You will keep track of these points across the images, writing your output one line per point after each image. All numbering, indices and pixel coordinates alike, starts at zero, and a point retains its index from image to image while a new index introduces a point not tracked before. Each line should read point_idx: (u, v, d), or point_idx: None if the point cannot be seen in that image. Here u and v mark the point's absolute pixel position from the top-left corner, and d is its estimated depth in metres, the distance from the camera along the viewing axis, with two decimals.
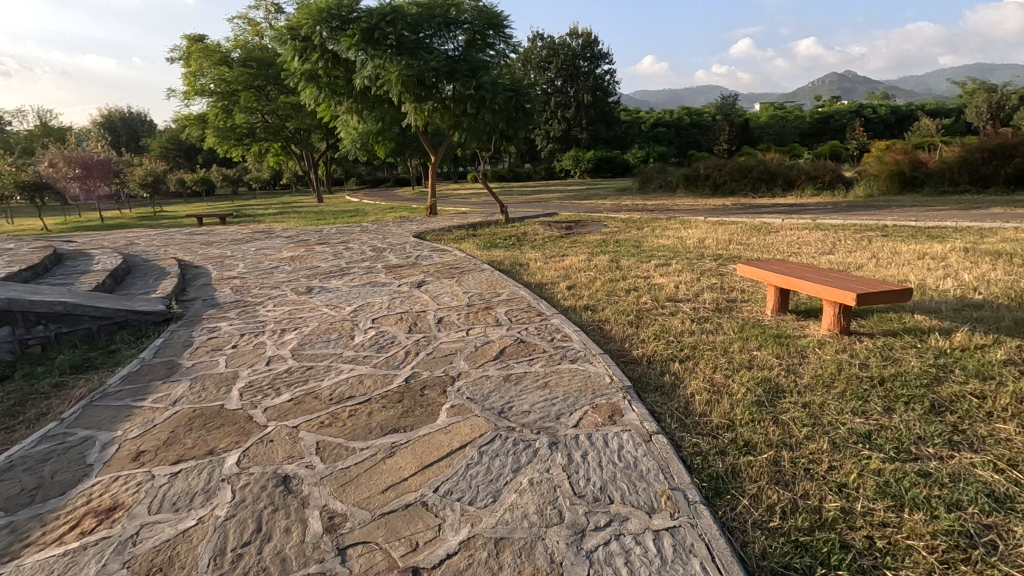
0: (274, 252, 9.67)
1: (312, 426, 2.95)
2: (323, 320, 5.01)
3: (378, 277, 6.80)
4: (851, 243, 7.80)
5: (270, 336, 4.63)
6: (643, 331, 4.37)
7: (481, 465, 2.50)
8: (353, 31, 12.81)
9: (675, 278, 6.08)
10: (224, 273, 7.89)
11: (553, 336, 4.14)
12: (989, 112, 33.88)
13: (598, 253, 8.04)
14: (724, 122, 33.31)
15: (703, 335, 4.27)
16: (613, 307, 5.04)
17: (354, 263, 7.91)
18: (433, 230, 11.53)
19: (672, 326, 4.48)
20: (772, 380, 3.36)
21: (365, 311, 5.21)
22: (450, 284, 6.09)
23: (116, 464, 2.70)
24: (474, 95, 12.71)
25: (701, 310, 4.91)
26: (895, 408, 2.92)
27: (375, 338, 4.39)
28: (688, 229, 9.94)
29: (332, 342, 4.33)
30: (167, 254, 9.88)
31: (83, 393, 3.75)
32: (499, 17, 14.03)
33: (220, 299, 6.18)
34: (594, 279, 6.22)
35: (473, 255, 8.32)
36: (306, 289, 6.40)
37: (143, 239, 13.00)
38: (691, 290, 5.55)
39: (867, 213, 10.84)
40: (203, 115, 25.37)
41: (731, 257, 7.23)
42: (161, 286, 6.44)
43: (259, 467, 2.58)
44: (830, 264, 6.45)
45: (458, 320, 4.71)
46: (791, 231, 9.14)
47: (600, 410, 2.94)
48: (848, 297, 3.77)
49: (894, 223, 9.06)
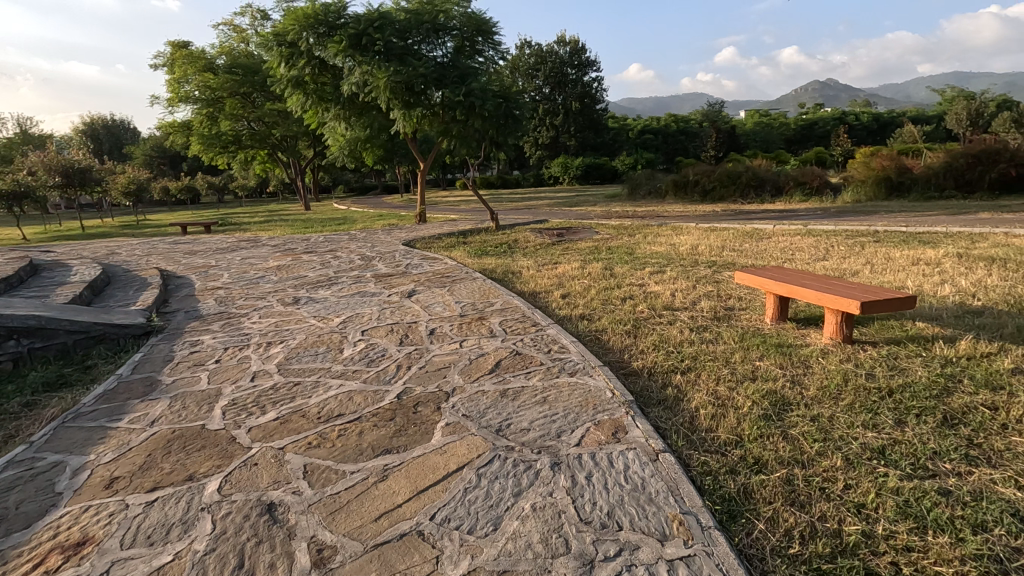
0: (260, 261, 9.46)
1: (299, 448, 2.79)
2: (311, 332, 4.84)
3: (368, 286, 6.64)
4: (844, 248, 7.78)
5: (255, 350, 4.45)
6: (641, 341, 4.25)
7: (480, 489, 2.35)
8: (340, 37, 12.66)
9: (671, 286, 5.99)
10: (208, 283, 7.68)
11: (549, 347, 4.01)
12: (970, 120, 34.60)
13: (591, 260, 7.94)
14: (711, 129, 33.57)
15: (703, 345, 4.16)
16: (609, 317, 4.92)
17: (342, 272, 7.74)
18: (423, 238, 11.39)
19: (671, 336, 4.37)
20: (778, 392, 3.26)
21: (354, 323, 5.04)
22: (442, 294, 5.95)
23: (87, 492, 2.52)
24: (464, 101, 12.60)
25: (699, 319, 4.80)
26: (907, 421, 2.82)
27: (364, 351, 4.23)
28: (681, 235, 9.89)
29: (320, 356, 4.16)
30: (149, 263, 9.63)
31: (55, 413, 3.54)
32: (488, 24, 14.00)
33: (204, 311, 5.98)
34: (589, 287, 6.12)
35: (464, 263, 8.18)
36: (293, 300, 6.22)
37: (125, 248, 12.70)
38: (687, 298, 5.46)
39: (857, 219, 10.87)
40: (187, 122, 25.02)
41: (725, 264, 7.17)
42: (141, 298, 6.22)
43: (242, 494, 2.42)
44: (825, 271, 6.40)
45: (450, 331, 4.56)
46: (783, 237, 9.12)
47: (603, 427, 2.81)
48: (851, 306, 3.68)
49: (885, 229, 9.08)
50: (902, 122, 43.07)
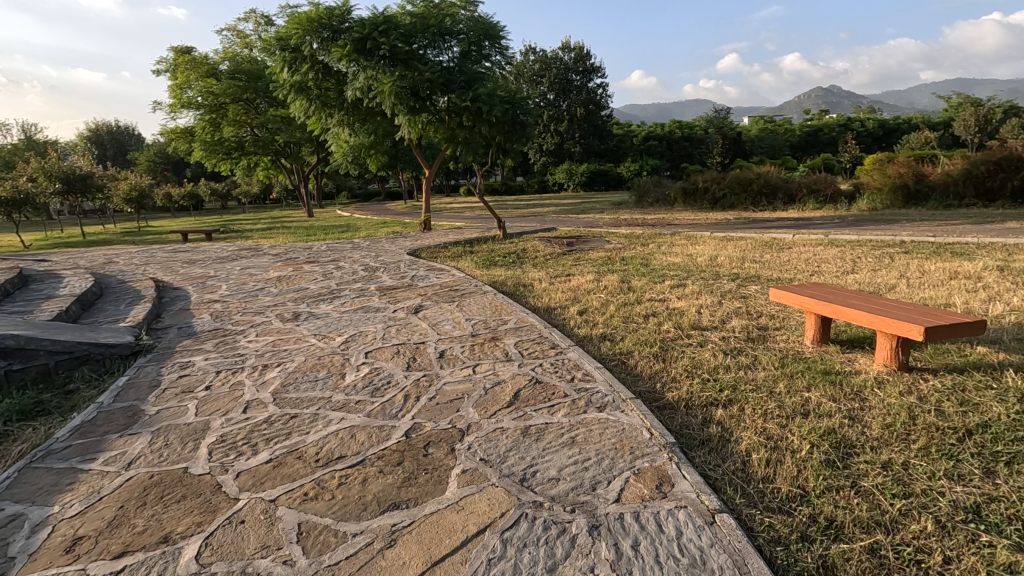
0: (260, 271, 9.13)
1: (293, 500, 2.42)
2: (311, 353, 4.46)
3: (372, 301, 6.28)
4: (872, 261, 7.38)
5: (249, 374, 4.08)
6: (672, 367, 3.87)
7: (507, 562, 1.97)
8: (344, 41, 12.41)
9: (695, 301, 5.62)
10: (205, 295, 7.34)
11: (572, 375, 3.63)
12: (976, 126, 33.63)
13: (605, 272, 7.59)
14: (718, 137, 33.32)
15: (742, 372, 3.77)
16: (633, 337, 4.54)
17: (345, 284, 7.39)
18: (430, 247, 11.08)
19: (704, 361, 3.98)
20: (837, 430, 2.87)
21: (358, 343, 4.67)
22: (451, 309, 5.60)
23: (43, 558, 2.14)
24: (471, 106, 12.32)
25: (732, 340, 4.42)
26: (998, 472, 2.43)
27: (369, 377, 3.86)
28: (696, 245, 9.55)
29: (320, 383, 3.78)
30: (145, 274, 9.31)
31: (23, 449, 3.17)
32: (495, 27, 13.77)
33: (198, 328, 5.61)
34: (607, 302, 5.76)
35: (473, 274, 7.82)
36: (293, 315, 5.85)
37: (124, 257, 12.40)
38: (715, 315, 5.09)
39: (879, 228, 10.47)
40: (190, 128, 24.84)
41: (749, 277, 6.80)
42: (132, 314, 5.88)
43: (223, 565, 2.04)
44: (858, 285, 6.03)
45: (462, 354, 4.19)
46: (804, 247, 8.75)
47: (645, 478, 2.43)
48: (913, 331, 3.30)
49: (911, 239, 8.72)
50: (909, 128, 42.59)
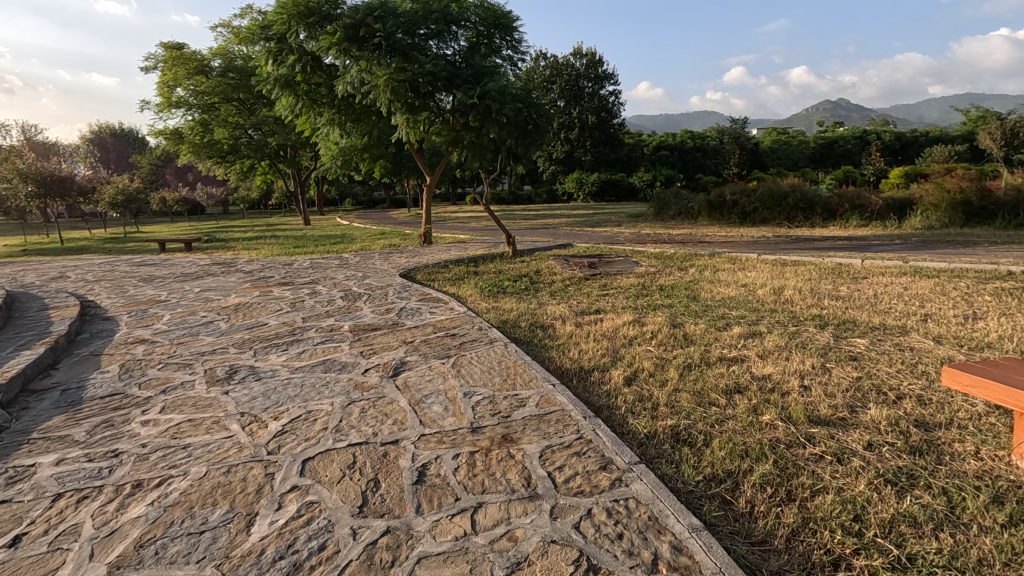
0: (221, 296, 7.51)
1: None
2: (218, 459, 2.83)
3: (340, 351, 4.63)
4: (992, 300, 5.74)
5: (101, 508, 2.45)
6: (819, 524, 2.22)
7: None
8: (334, 29, 10.83)
9: (789, 366, 3.95)
10: (134, 331, 5.69)
11: (654, 552, 1.98)
12: (1004, 139, 29.85)
13: (645, 307, 5.96)
14: (737, 149, 31.73)
15: (951, 542, 2.10)
16: (724, 440, 2.89)
17: (314, 320, 5.79)
18: (427, 266, 9.43)
19: (869, 506, 2.33)
20: None
21: (298, 438, 3.03)
22: (442, 371, 3.97)
23: None
24: (478, 103, 10.68)
25: (888, 453, 2.75)
26: None
27: (294, 530, 2.23)
28: (748, 271, 7.91)
29: (206, 543, 2.17)
30: (84, 295, 7.73)
31: None
32: (509, 16, 12.20)
33: (89, 391, 3.99)
34: (661, 361, 4.12)
35: (476, 308, 6.18)
36: (227, 374, 4.22)
37: (81, 270, 10.83)
38: (833, 397, 3.42)
39: (959, 251, 8.87)
40: (179, 128, 23.38)
41: (841, 322, 5.14)
42: (7, 365, 4.28)
43: None
44: (1008, 342, 4.38)
45: (455, 476, 2.54)
46: (885, 277, 7.11)
47: None
48: None
49: (1017, 269, 7.06)
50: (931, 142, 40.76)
